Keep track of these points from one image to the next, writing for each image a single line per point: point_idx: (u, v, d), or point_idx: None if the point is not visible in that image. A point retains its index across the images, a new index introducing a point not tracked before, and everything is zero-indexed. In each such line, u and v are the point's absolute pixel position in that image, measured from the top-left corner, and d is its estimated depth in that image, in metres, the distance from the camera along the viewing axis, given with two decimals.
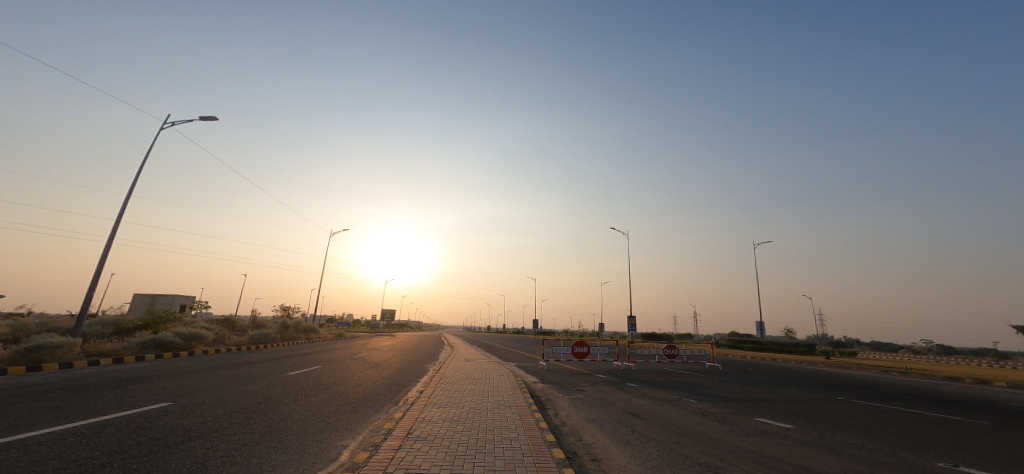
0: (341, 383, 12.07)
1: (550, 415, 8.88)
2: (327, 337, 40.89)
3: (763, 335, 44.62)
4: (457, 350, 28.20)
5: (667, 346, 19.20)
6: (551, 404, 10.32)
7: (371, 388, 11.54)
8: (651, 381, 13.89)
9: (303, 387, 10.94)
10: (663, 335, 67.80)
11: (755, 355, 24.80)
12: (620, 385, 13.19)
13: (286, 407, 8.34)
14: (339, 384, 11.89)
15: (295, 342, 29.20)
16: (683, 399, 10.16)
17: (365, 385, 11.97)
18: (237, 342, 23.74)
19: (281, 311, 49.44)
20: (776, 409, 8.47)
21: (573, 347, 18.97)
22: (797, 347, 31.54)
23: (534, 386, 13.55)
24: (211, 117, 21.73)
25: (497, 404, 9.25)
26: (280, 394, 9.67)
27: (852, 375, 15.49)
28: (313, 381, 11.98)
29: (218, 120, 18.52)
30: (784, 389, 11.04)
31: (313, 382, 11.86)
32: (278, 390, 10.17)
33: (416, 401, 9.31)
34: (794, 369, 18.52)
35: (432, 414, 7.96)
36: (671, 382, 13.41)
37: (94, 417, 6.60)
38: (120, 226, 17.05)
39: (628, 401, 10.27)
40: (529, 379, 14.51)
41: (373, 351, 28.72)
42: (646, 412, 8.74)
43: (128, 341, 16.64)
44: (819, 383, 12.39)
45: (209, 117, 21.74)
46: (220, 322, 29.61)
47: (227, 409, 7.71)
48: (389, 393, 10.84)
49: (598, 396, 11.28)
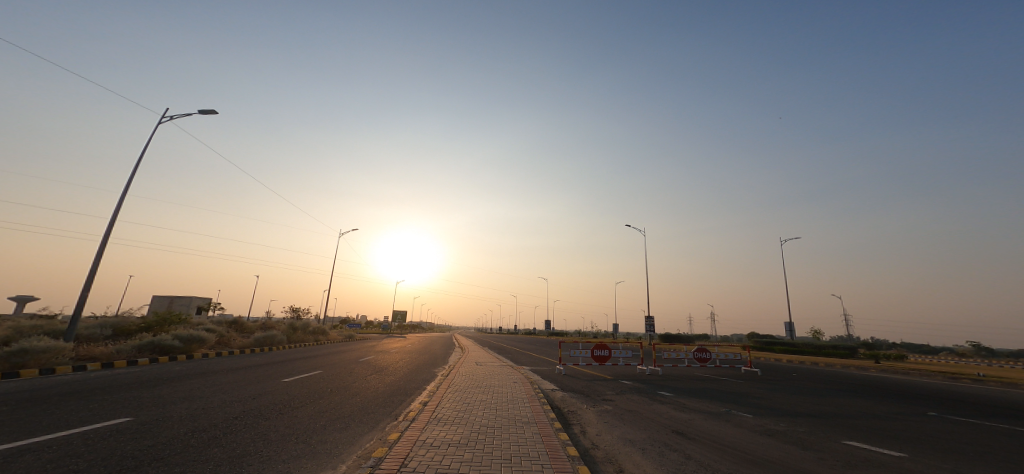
0: (340, 391, 10.86)
1: (577, 435, 7.39)
2: (337, 339, 39.97)
3: (792, 337, 42.26)
4: (467, 353, 26.74)
5: (698, 349, 17.53)
6: (576, 420, 8.80)
7: (371, 397, 10.23)
8: (687, 390, 12.33)
9: (295, 397, 9.71)
10: (682, 336, 65.56)
11: (793, 358, 22.88)
12: (651, 395, 11.59)
13: (266, 423, 7.07)
14: (337, 392, 10.64)
15: (302, 344, 28.18)
16: (734, 413, 8.60)
17: (365, 394, 10.68)
18: (241, 345, 22.78)
19: (292, 311, 48.83)
20: (857, 429, 6.96)
21: (595, 350, 17.45)
22: (835, 350, 29.32)
23: (553, 395, 12.01)
24: (212, 111, 20.97)
25: (514, 421, 7.85)
26: (265, 405, 8.45)
27: (916, 384, 13.70)
28: (307, 390, 10.73)
29: (219, 114, 18.22)
30: (850, 401, 9.49)
31: (307, 391, 10.62)
32: (264, 401, 8.92)
33: (419, 416, 7.99)
34: (843, 375, 16.69)
35: (437, 435, 6.61)
36: (710, 391, 11.82)
37: (22, 439, 5.41)
38: (114, 223, 16.19)
39: (667, 416, 8.71)
40: (548, 388, 13.02)
41: (380, 354, 27.51)
42: (696, 432, 7.21)
43: (122, 344, 15.69)
44: (886, 394, 10.77)
45: (210, 111, 20.98)
46: (225, 323, 28.70)
47: (193, 427, 6.47)
48: (391, 404, 9.50)
49: (630, 409, 9.73)
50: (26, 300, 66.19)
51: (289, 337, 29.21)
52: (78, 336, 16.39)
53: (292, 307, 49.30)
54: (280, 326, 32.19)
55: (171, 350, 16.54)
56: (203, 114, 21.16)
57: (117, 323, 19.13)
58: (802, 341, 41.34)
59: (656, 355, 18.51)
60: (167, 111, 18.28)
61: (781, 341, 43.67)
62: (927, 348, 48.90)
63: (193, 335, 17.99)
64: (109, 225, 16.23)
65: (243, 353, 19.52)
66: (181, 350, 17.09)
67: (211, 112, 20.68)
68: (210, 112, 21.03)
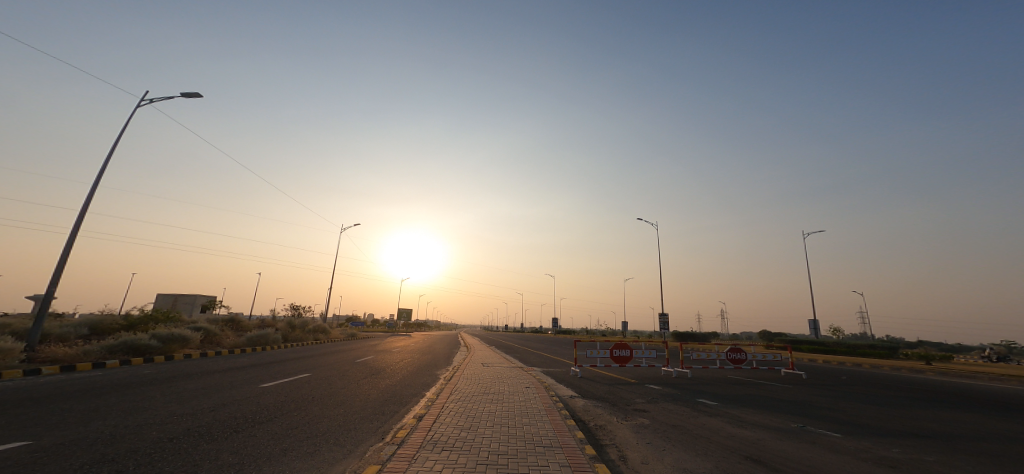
0: (322, 399, 9.19)
1: (617, 463, 5.61)
2: (337, 338, 38.43)
3: (816, 335, 40.07)
4: (472, 353, 24.91)
5: (731, 349, 15.65)
6: (609, 439, 7.01)
7: (356, 408, 8.47)
8: (733, 398, 10.46)
9: (264, 408, 8.03)
10: (696, 335, 63.35)
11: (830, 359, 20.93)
12: (693, 404, 9.69)
13: (209, 449, 5.37)
14: (317, 401, 8.92)
15: (299, 344, 26.57)
16: (815, 433, 6.71)
17: (352, 403, 8.93)
18: (232, 344, 21.20)
19: (291, 310, 47.45)
20: (1001, 459, 5.17)
21: (614, 350, 15.67)
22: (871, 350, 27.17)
23: (574, 404, 10.19)
24: (197, 95, 19.58)
25: (533, 445, 6.08)
26: (222, 420, 6.79)
27: (998, 390, 11.72)
28: (283, 397, 9.06)
29: (204, 98, 16.86)
30: (949, 416, 7.64)
31: (281, 399, 8.91)
32: (223, 414, 7.24)
33: (409, 439, 6.22)
34: (898, 379, 14.79)
35: (432, 469, 4.83)
36: (762, 399, 9.97)
37: None
38: (85, 211, 14.72)
39: (726, 434, 6.86)
40: (566, 395, 11.19)
41: (381, 353, 25.80)
42: (781, 459, 5.36)
43: (94, 344, 14.14)
44: (985, 407, 8.86)
45: (195, 95, 19.62)
46: (219, 321, 27.19)
47: (102, 456, 4.81)
48: (379, 418, 7.73)
49: (672, 424, 7.90)
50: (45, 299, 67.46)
51: (287, 336, 27.64)
52: (48, 335, 14.90)
53: (293, 305, 47.94)
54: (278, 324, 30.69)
55: (148, 350, 14.98)
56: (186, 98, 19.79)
57: (96, 321, 17.62)
58: (827, 340, 39.15)
59: (684, 355, 16.63)
60: (145, 92, 17.03)
61: (803, 340, 41.52)
62: (958, 346, 46.39)
63: (175, 334, 16.40)
64: (78, 214, 14.75)
65: (231, 353, 17.90)
66: (162, 350, 15.55)
67: (196, 96, 19.37)
68: (193, 94, 19.65)
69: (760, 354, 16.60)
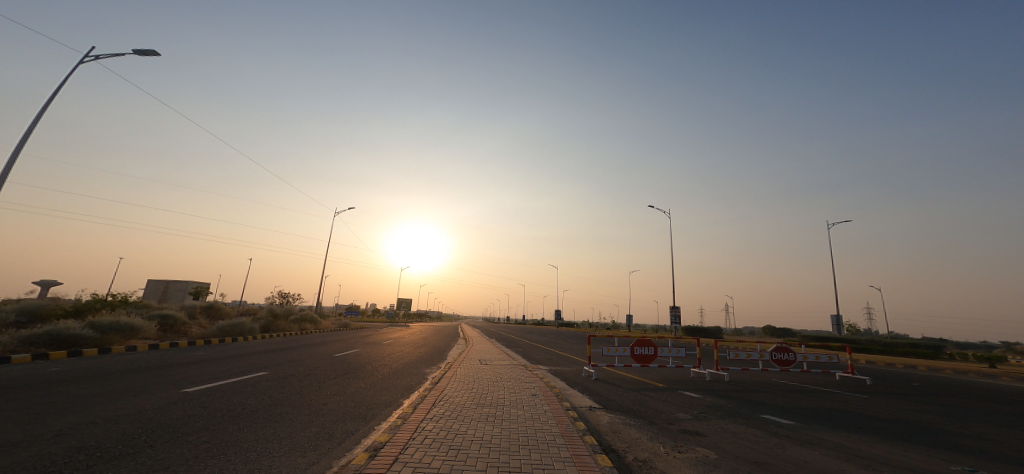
0: (252, 409, 6.58)
1: None
2: (327, 328, 35.96)
3: (838, 332, 37.67)
4: (471, 347, 22.47)
5: (779, 349, 13.09)
6: None
7: (292, 427, 5.85)
8: (811, 415, 7.89)
9: (154, 417, 5.48)
10: (704, 330, 60.88)
11: (878, 362, 18.45)
12: (765, 427, 7.03)
13: None
14: (242, 412, 6.32)
15: (280, 334, 24.03)
16: None
17: (290, 419, 6.31)
18: (199, 334, 18.55)
19: (280, 297, 44.98)
20: None
21: (636, 348, 13.16)
22: (912, 350, 24.76)
23: (597, 421, 7.62)
24: (152, 51, 17.09)
25: None
26: (69, 439, 4.32)
27: None
28: (195, 404, 6.46)
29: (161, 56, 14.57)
30: None
31: (192, 406, 6.32)
32: (81, 428, 4.74)
33: None
34: (981, 391, 12.36)
35: None
36: (855, 423, 7.39)
37: None
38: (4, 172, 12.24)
39: None
40: (584, 406, 8.60)
41: (370, 346, 23.40)
42: None
43: (9, 334, 11.49)
44: None
45: (151, 52, 17.14)
46: (195, 308, 24.74)
47: None
48: (315, 449, 5.11)
49: (752, 461, 5.31)
50: (44, 283, 65.79)
51: (268, 326, 25.20)
52: None
53: (282, 293, 45.57)
54: (260, 312, 28.14)
55: (80, 341, 12.38)
56: (145, 56, 17.32)
57: (35, 305, 15.19)
58: (853, 338, 36.63)
59: (719, 355, 14.07)
60: (92, 49, 14.85)
61: (826, 338, 38.92)
62: (990, 344, 43.74)
63: (120, 324, 13.80)
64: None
65: (190, 345, 15.40)
66: (100, 342, 13.04)
67: (155, 54, 17.06)
68: (151, 53, 17.18)
69: (810, 354, 14.08)
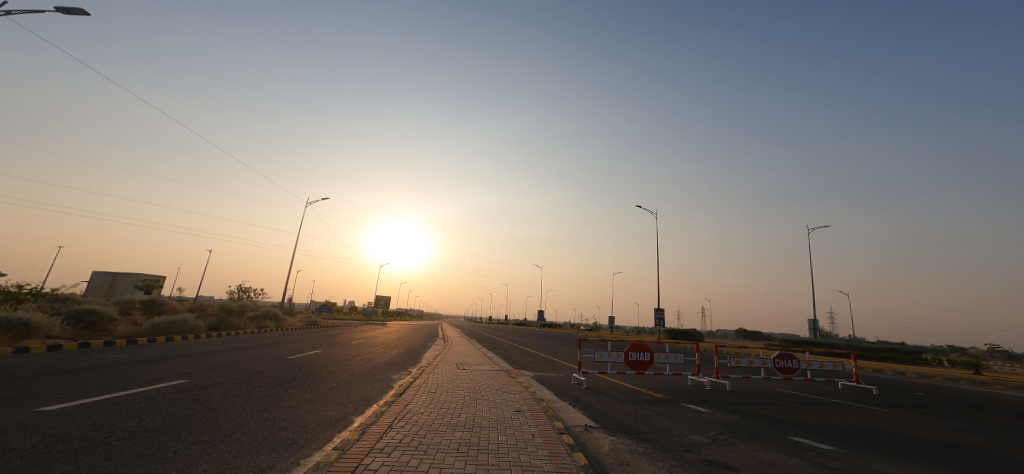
0: (120, 445, 4.65)
1: None
2: (292, 325, 33.45)
3: (815, 336, 37.74)
4: (448, 349, 20.74)
5: (785, 355, 11.96)
6: None
7: (168, 467, 4.04)
8: (842, 436, 6.70)
9: None
10: (683, 332, 60.85)
11: (873, 369, 17.74)
12: (802, 454, 5.67)
13: None
14: (100, 451, 4.43)
15: (231, 333, 21.66)
16: None
17: (173, 455, 4.46)
18: (127, 334, 16.17)
19: (241, 292, 41.83)
20: None
21: (630, 354, 11.84)
22: (897, 356, 24.48)
23: (597, 446, 6.12)
24: (78, 9, 14.65)
25: None
26: None
27: None
28: (31, 442, 4.50)
29: (86, 17, 12.48)
30: None
31: (24, 445, 4.39)
32: None
33: None
34: (994, 402, 11.55)
35: None
36: (907, 450, 6.08)
37: None
38: None
39: None
40: (578, 426, 7.08)
41: (335, 346, 21.33)
42: None
43: None
44: None
45: (76, 9, 14.69)
46: (133, 305, 22.12)
47: None
48: None
49: None
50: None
51: (219, 325, 22.77)
52: None
53: (243, 288, 42.43)
54: (212, 308, 25.54)
55: None
56: (71, 15, 14.72)
57: None
58: (830, 343, 36.67)
59: (719, 361, 12.87)
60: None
61: (804, 342, 38.91)
62: (954, 349, 45.06)
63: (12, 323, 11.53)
64: None
65: (111, 347, 13.16)
66: None
67: (81, 13, 14.64)
68: (77, 11, 14.75)
69: (815, 360, 13.01)
